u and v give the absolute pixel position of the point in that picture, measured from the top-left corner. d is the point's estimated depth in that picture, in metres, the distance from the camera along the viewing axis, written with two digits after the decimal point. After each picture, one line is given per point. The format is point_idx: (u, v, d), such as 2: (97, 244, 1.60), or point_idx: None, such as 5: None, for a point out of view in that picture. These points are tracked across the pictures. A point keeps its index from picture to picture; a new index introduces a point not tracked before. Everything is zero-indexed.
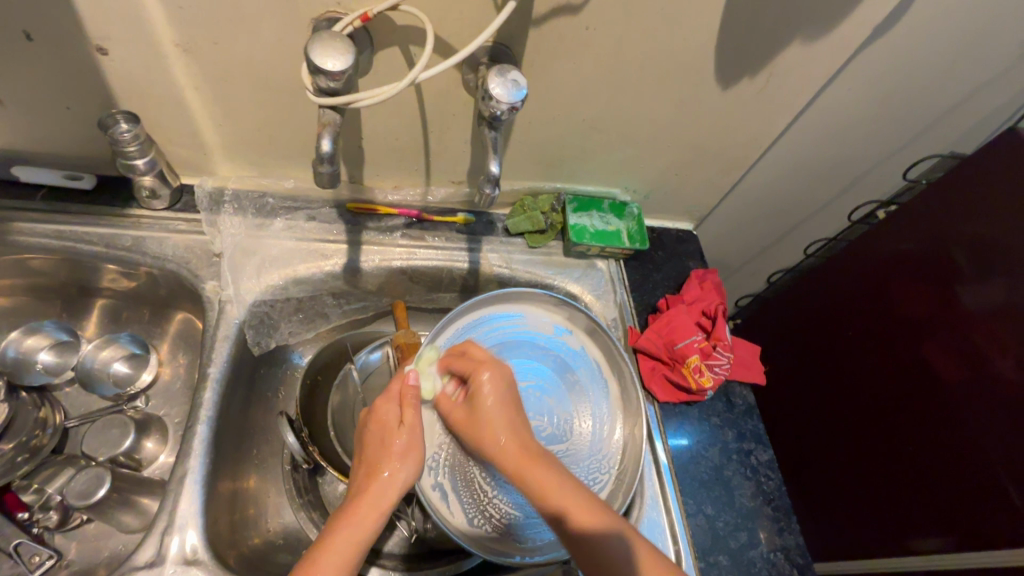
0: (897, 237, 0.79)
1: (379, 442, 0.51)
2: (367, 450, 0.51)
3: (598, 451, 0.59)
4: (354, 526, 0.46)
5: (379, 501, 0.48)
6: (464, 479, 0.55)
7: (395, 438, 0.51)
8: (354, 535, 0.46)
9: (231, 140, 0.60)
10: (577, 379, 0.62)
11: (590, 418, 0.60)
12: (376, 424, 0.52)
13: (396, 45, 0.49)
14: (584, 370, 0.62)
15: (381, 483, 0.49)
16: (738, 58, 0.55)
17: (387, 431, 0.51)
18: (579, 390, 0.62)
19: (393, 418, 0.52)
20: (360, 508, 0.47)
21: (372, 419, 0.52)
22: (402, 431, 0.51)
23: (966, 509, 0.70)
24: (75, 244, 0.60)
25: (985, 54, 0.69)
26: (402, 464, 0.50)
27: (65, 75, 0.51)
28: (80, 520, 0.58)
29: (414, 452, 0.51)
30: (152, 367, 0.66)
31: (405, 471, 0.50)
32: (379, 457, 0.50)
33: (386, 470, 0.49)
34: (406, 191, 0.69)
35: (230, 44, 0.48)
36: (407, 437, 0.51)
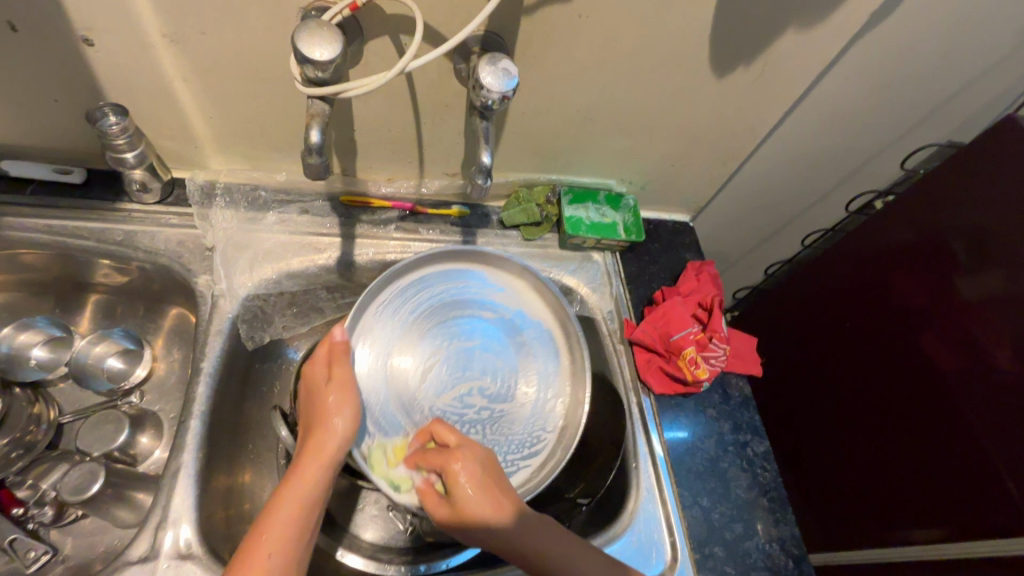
0: (896, 229, 0.78)
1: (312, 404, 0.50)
2: (306, 410, 0.50)
3: (538, 409, 0.60)
4: (308, 483, 0.46)
5: (322, 453, 0.47)
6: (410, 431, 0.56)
7: (324, 395, 0.49)
8: (300, 493, 0.45)
9: (222, 132, 0.59)
10: (526, 339, 0.62)
11: (534, 378, 0.61)
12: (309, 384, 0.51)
13: (385, 34, 0.48)
14: (529, 330, 0.62)
15: (323, 435, 0.47)
16: (733, 47, 0.55)
17: (315, 392, 0.50)
18: (525, 352, 0.61)
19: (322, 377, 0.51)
20: (306, 462, 0.46)
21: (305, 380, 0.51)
22: (331, 387, 0.49)
23: (963, 500, 0.70)
24: (65, 239, 0.59)
25: (984, 41, 0.68)
26: (341, 415, 0.48)
27: (50, 66, 0.50)
28: (75, 516, 0.58)
29: (348, 402, 0.49)
30: (147, 363, 0.66)
31: (349, 415, 0.49)
32: (315, 412, 0.49)
33: (337, 414, 0.48)
34: (400, 183, 0.69)
35: (218, 34, 0.48)
36: (337, 393, 0.49)
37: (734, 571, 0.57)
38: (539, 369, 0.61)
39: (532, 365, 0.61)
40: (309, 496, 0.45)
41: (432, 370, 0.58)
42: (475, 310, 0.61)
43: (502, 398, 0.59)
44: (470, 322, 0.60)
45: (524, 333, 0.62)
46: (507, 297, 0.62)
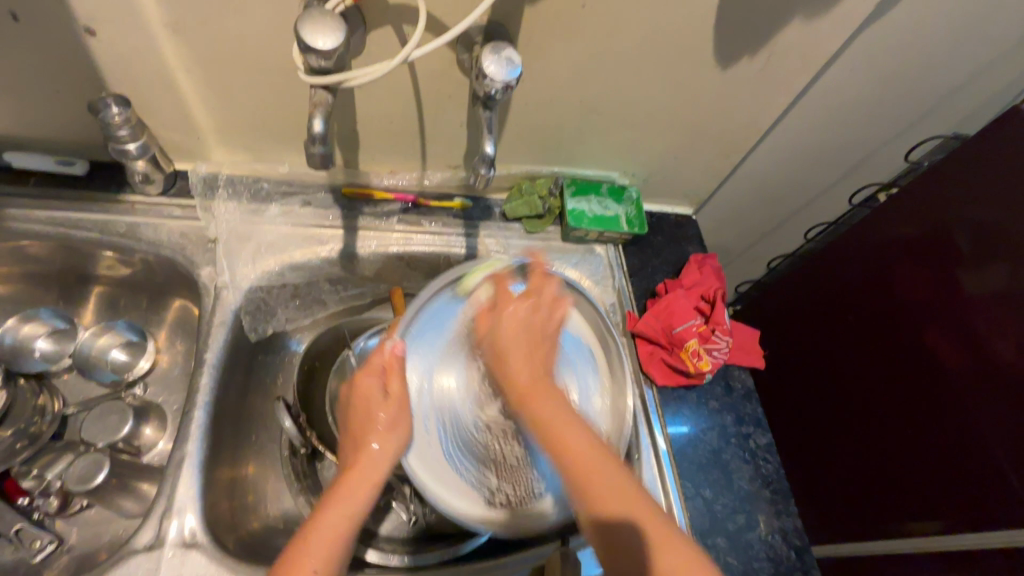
0: (898, 222, 0.78)
1: (363, 418, 0.49)
2: (353, 424, 0.50)
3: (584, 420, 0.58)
4: (351, 503, 0.45)
5: (371, 474, 0.47)
6: (461, 445, 0.54)
7: (378, 410, 0.49)
8: (344, 512, 0.44)
9: (224, 123, 0.59)
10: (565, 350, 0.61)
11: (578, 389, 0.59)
12: (359, 396, 0.50)
13: (388, 24, 0.48)
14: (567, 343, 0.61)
15: (370, 456, 0.48)
16: (736, 38, 0.55)
17: (369, 405, 0.49)
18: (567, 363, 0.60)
19: (376, 390, 0.50)
20: (350, 483, 0.46)
21: (354, 391, 0.50)
22: (387, 404, 0.50)
23: (965, 493, 0.70)
24: (68, 230, 0.59)
25: (992, 31, 0.68)
26: (391, 434, 0.49)
27: (52, 56, 0.50)
28: (80, 506, 0.58)
29: (401, 423, 0.50)
30: (150, 355, 0.66)
31: (396, 439, 0.49)
32: (365, 429, 0.49)
33: (377, 442, 0.48)
34: (402, 175, 0.69)
35: (220, 23, 0.47)
36: (391, 411, 0.50)
37: (737, 562, 0.57)
38: (582, 382, 0.60)
39: (574, 375, 0.60)
40: (352, 516, 0.44)
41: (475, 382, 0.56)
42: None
43: None
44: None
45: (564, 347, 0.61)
46: None
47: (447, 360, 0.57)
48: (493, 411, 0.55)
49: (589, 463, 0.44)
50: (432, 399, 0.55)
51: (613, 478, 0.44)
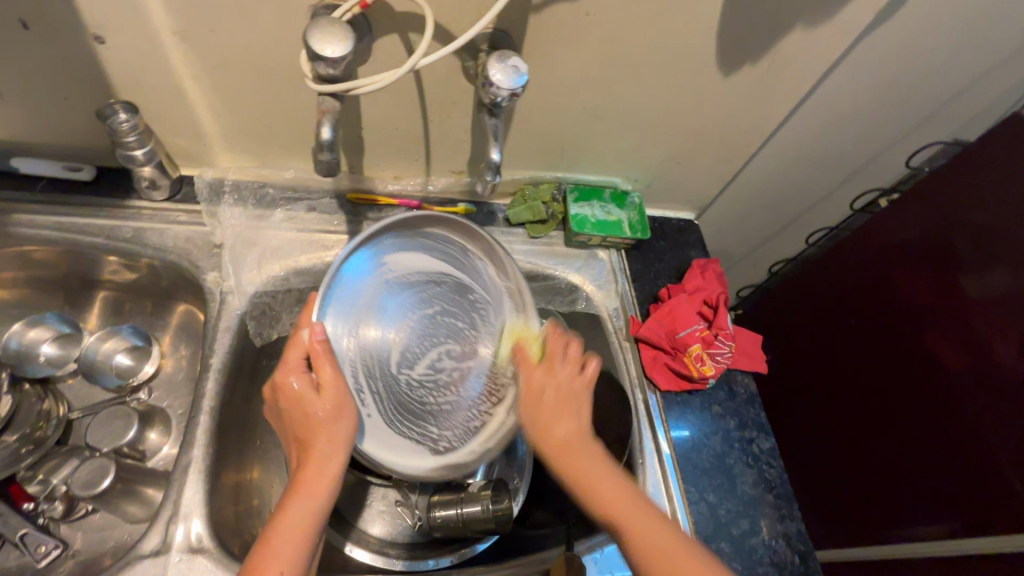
0: (899, 226, 0.79)
1: (299, 415, 0.47)
2: (294, 420, 0.47)
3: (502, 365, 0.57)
4: (312, 499, 0.44)
5: (325, 467, 0.45)
6: (391, 400, 0.54)
7: (314, 404, 0.46)
8: (310, 505, 0.44)
9: (230, 130, 0.60)
10: (483, 301, 0.58)
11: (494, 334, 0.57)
12: (290, 396, 0.47)
13: (395, 32, 0.49)
14: (484, 294, 0.59)
15: (322, 450, 0.45)
16: (739, 46, 0.55)
17: (303, 402, 0.46)
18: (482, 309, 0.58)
19: (308, 384, 0.47)
20: (308, 479, 0.44)
21: (282, 393, 0.47)
22: (323, 397, 0.47)
23: (968, 497, 0.70)
24: (74, 236, 0.60)
25: (991, 39, 0.68)
26: (336, 425, 0.46)
27: (61, 63, 0.50)
28: (85, 510, 0.59)
29: (343, 410, 0.47)
30: (155, 359, 0.66)
31: (343, 427, 0.47)
32: (308, 425, 0.46)
33: (325, 435, 0.46)
34: (406, 181, 0.69)
35: (227, 32, 0.48)
36: (330, 401, 0.47)
37: (741, 567, 0.57)
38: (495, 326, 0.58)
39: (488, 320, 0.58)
40: (318, 506, 0.44)
41: (398, 344, 0.55)
42: (431, 280, 0.57)
43: (466, 356, 0.57)
44: (427, 293, 0.57)
45: (479, 296, 0.58)
46: (464, 264, 0.59)
47: (362, 319, 0.54)
48: (418, 369, 0.56)
49: (638, 519, 0.43)
50: (354, 360, 0.52)
51: (655, 532, 0.42)
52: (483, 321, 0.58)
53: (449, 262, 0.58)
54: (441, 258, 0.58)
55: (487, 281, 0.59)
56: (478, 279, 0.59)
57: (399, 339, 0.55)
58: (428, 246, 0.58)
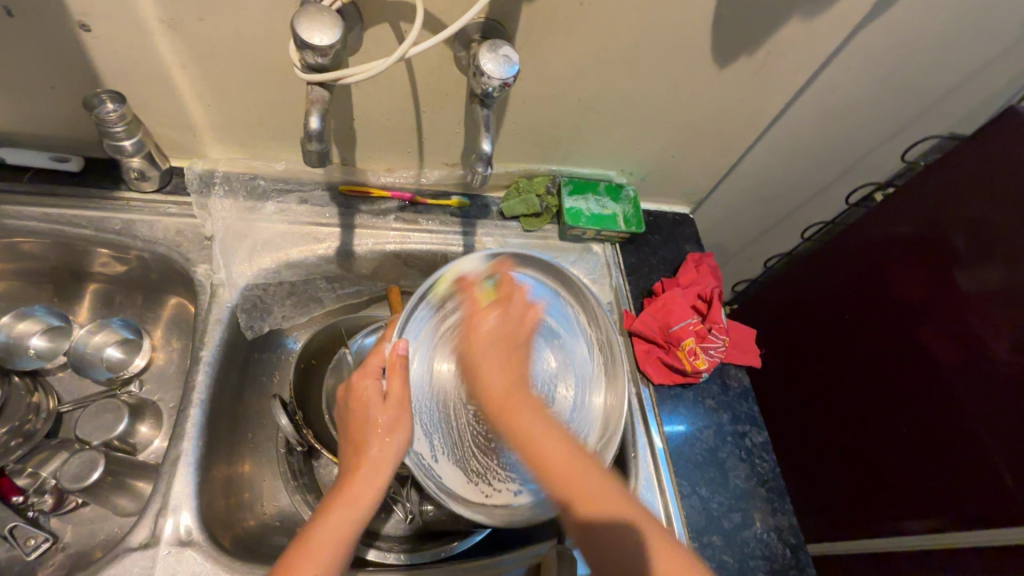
0: (894, 220, 0.79)
1: (360, 424, 0.47)
2: (353, 430, 0.47)
3: (579, 414, 0.56)
4: (353, 509, 0.44)
5: (373, 478, 0.45)
6: (452, 436, 0.54)
7: (377, 415, 0.46)
8: (350, 517, 0.43)
9: (220, 120, 0.59)
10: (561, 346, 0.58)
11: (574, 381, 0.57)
12: (358, 404, 0.47)
13: (385, 21, 0.48)
14: (567, 337, 0.58)
15: (372, 461, 0.45)
16: (734, 37, 0.55)
17: (367, 409, 0.46)
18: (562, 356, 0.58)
19: (375, 395, 0.47)
20: (355, 488, 0.44)
21: (354, 398, 0.47)
22: (386, 407, 0.46)
23: (959, 491, 0.70)
24: (63, 228, 0.59)
25: (988, 31, 0.68)
26: (391, 438, 0.46)
27: (46, 52, 0.49)
28: (75, 503, 0.58)
29: (402, 425, 0.47)
30: (146, 352, 0.66)
31: (397, 442, 0.46)
32: (367, 436, 0.46)
33: (378, 445, 0.45)
34: (399, 173, 0.69)
35: (216, 20, 0.47)
36: (393, 412, 0.47)
37: (732, 560, 0.57)
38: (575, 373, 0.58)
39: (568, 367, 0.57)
40: (357, 518, 0.44)
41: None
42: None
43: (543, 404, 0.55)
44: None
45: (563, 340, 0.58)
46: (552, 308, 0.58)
47: (442, 351, 0.56)
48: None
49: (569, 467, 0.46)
50: (427, 391, 0.54)
51: (649, 528, 0.44)
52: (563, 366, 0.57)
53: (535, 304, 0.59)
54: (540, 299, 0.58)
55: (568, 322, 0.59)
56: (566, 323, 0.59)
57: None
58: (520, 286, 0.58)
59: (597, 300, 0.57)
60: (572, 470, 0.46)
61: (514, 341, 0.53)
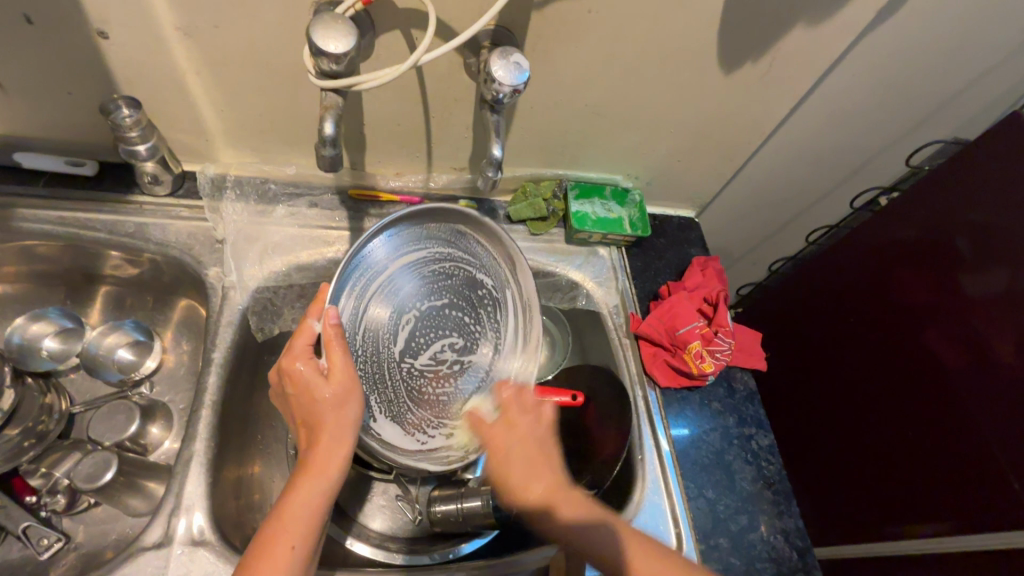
0: (898, 225, 0.79)
1: (309, 402, 0.45)
2: (301, 409, 0.46)
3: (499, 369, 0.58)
4: (321, 478, 0.43)
5: (334, 448, 0.44)
6: (387, 388, 0.54)
7: (323, 389, 0.45)
8: (323, 484, 0.42)
9: (233, 125, 0.60)
10: (489, 301, 0.58)
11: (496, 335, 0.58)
12: (296, 385, 0.46)
13: (397, 28, 0.49)
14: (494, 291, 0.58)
15: (330, 431, 0.44)
16: (740, 43, 0.55)
17: (312, 387, 0.45)
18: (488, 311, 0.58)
19: (313, 372, 0.45)
20: (316, 459, 0.43)
21: (289, 378, 0.46)
22: (330, 383, 0.45)
23: (966, 495, 0.70)
24: (78, 231, 0.60)
25: (992, 38, 0.69)
26: (343, 408, 0.45)
27: (64, 58, 0.50)
28: (88, 503, 0.59)
29: (350, 396, 0.46)
30: (157, 354, 0.67)
31: (349, 411, 0.45)
32: (321, 411, 0.45)
33: (332, 411, 0.45)
34: (408, 177, 0.69)
35: (231, 28, 0.48)
36: (338, 386, 0.45)
37: (739, 562, 0.57)
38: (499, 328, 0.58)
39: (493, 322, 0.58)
40: (329, 486, 0.43)
41: (405, 331, 0.55)
42: (445, 272, 0.56)
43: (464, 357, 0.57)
44: (438, 285, 0.56)
45: (489, 294, 0.58)
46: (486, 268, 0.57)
47: (372, 303, 0.52)
48: (422, 358, 0.56)
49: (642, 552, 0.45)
50: (359, 346, 0.52)
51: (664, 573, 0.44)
52: (488, 320, 0.58)
53: (462, 258, 0.57)
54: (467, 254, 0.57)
55: (496, 278, 0.57)
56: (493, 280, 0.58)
57: (405, 329, 0.55)
58: (448, 241, 0.56)
59: (531, 268, 0.55)
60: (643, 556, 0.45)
61: (538, 447, 0.52)
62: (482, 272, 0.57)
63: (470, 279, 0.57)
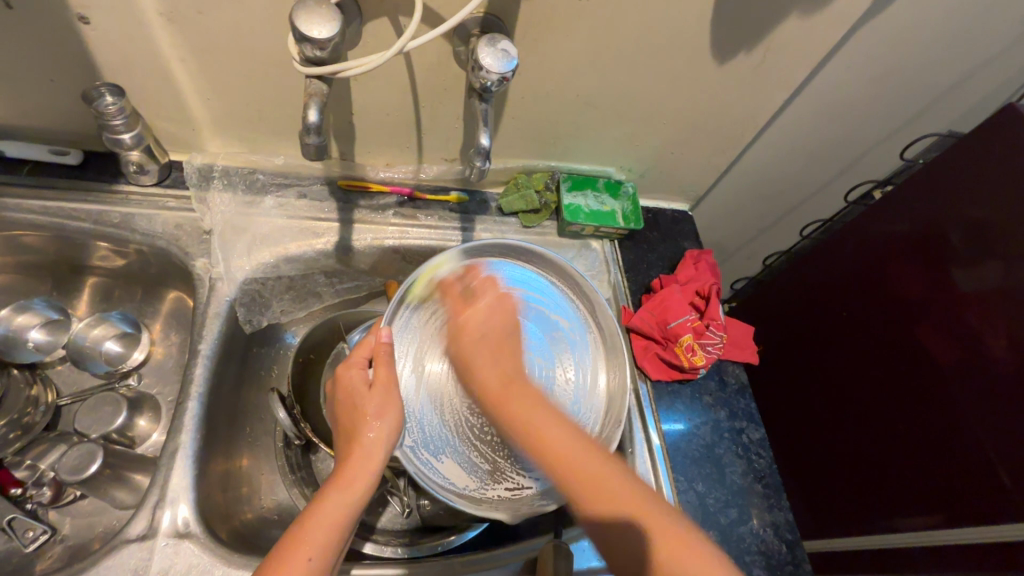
0: (892, 218, 0.79)
1: (350, 409, 0.48)
2: (344, 418, 0.48)
3: (582, 399, 0.55)
4: (348, 492, 0.44)
5: (365, 465, 0.45)
6: (461, 433, 0.53)
7: (365, 401, 0.47)
8: (347, 498, 0.44)
9: (219, 114, 0.59)
10: (559, 335, 0.58)
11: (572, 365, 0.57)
12: (344, 392, 0.49)
13: (385, 15, 0.48)
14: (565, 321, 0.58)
15: (366, 445, 0.45)
16: (733, 32, 0.55)
17: (354, 395, 0.48)
18: (561, 344, 0.57)
19: (360, 381, 0.48)
20: (346, 472, 0.45)
21: (341, 386, 0.49)
22: (371, 394, 0.47)
23: (956, 489, 0.70)
24: (62, 220, 0.59)
25: (988, 29, 0.68)
26: (381, 422, 0.46)
27: (45, 43, 0.49)
28: (73, 496, 0.58)
29: (391, 407, 0.47)
30: (144, 346, 0.66)
31: (387, 427, 0.46)
32: (356, 422, 0.46)
33: (374, 421, 0.46)
34: (398, 168, 0.68)
35: (215, 13, 0.47)
36: (380, 397, 0.47)
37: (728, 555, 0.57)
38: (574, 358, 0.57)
39: (569, 353, 0.57)
40: (354, 500, 0.44)
41: None
42: None
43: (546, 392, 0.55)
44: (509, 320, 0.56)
45: (563, 326, 0.58)
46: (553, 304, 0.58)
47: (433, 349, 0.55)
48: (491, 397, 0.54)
49: (585, 459, 0.46)
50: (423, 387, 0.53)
51: (656, 525, 0.42)
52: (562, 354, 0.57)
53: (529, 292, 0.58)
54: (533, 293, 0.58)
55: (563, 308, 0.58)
56: (561, 311, 0.58)
57: None
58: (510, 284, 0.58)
59: (601, 292, 0.56)
60: (593, 459, 0.46)
61: (499, 329, 0.54)
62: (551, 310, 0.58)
63: (537, 316, 0.57)
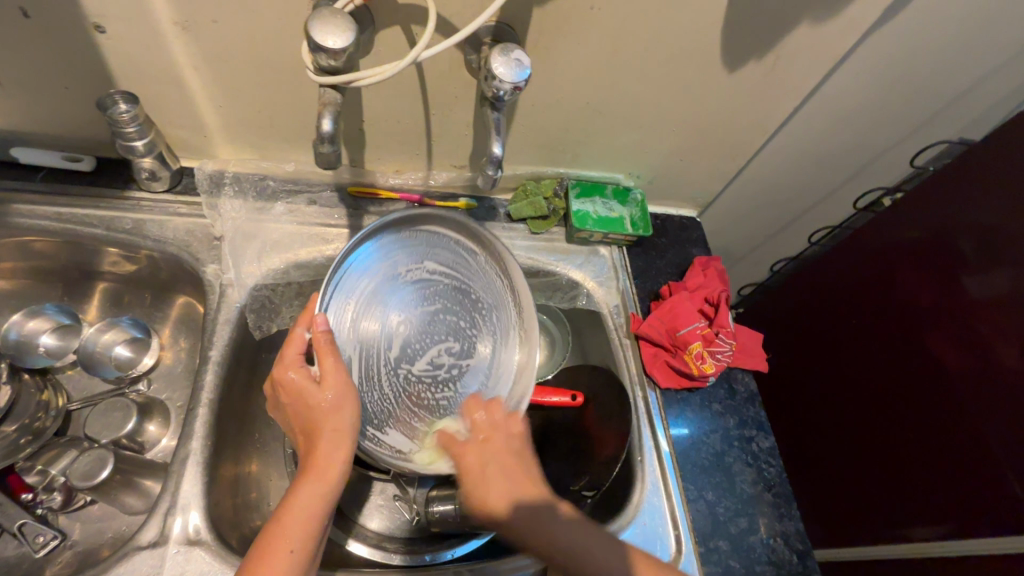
0: (902, 225, 0.78)
1: (303, 407, 0.45)
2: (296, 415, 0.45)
3: (499, 369, 0.56)
4: (320, 486, 0.42)
5: (332, 459, 0.43)
6: (394, 397, 0.54)
7: (318, 395, 0.44)
8: (321, 488, 0.42)
9: (231, 121, 0.59)
10: (476, 302, 0.57)
11: (491, 334, 0.56)
12: (290, 391, 0.45)
13: (397, 25, 0.48)
14: (484, 292, 0.57)
15: (330, 438, 0.44)
16: (744, 41, 0.55)
17: (304, 393, 0.44)
18: (480, 311, 0.57)
19: (306, 378, 0.45)
20: (315, 467, 0.43)
21: (284, 387, 0.45)
22: (323, 390, 0.44)
23: (967, 499, 0.70)
24: (74, 227, 0.60)
25: (999, 37, 0.68)
26: (340, 415, 0.44)
27: (60, 52, 0.50)
28: (83, 501, 0.59)
29: (347, 401, 0.45)
30: (154, 352, 0.66)
31: (347, 417, 0.44)
32: (314, 420, 0.44)
33: (333, 416, 0.44)
34: (408, 175, 0.69)
35: (229, 22, 0.47)
36: (333, 392, 0.44)
37: (739, 565, 0.57)
38: (495, 329, 0.57)
39: (487, 322, 0.57)
40: (328, 491, 0.43)
41: (399, 340, 0.54)
42: (431, 278, 0.56)
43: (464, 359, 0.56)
44: (428, 291, 0.56)
45: (480, 297, 0.57)
46: (474, 271, 0.57)
47: (361, 318, 0.52)
48: (418, 365, 0.55)
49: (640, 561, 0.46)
50: (355, 357, 0.51)
51: None
52: (481, 321, 0.57)
53: (447, 264, 0.57)
54: (452, 258, 0.56)
55: (480, 278, 0.56)
56: (482, 280, 0.57)
57: (398, 334, 0.54)
58: (431, 247, 0.56)
59: (518, 265, 0.54)
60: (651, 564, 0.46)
61: (509, 466, 0.48)
62: (470, 278, 0.57)
63: (454, 281, 0.57)
